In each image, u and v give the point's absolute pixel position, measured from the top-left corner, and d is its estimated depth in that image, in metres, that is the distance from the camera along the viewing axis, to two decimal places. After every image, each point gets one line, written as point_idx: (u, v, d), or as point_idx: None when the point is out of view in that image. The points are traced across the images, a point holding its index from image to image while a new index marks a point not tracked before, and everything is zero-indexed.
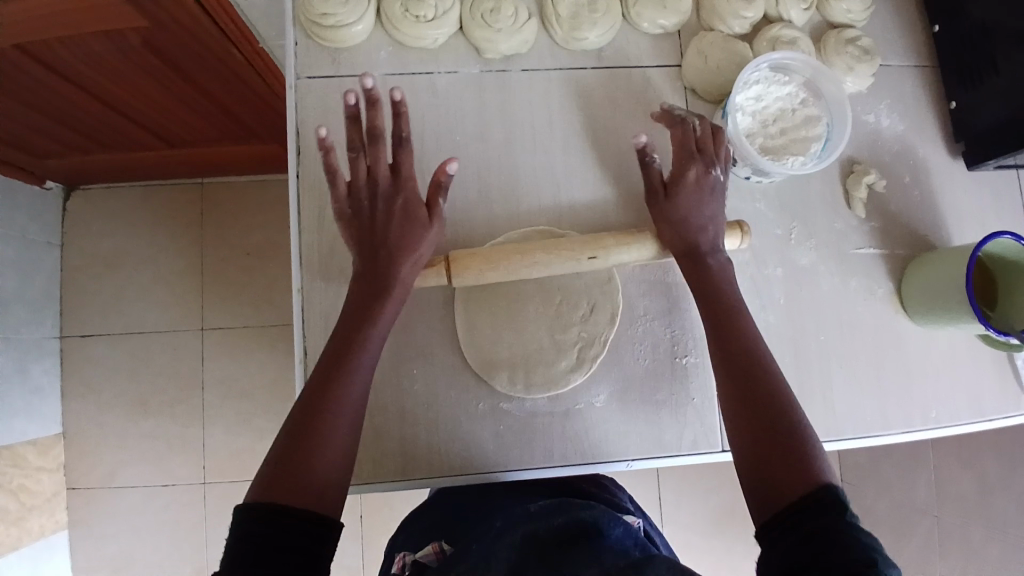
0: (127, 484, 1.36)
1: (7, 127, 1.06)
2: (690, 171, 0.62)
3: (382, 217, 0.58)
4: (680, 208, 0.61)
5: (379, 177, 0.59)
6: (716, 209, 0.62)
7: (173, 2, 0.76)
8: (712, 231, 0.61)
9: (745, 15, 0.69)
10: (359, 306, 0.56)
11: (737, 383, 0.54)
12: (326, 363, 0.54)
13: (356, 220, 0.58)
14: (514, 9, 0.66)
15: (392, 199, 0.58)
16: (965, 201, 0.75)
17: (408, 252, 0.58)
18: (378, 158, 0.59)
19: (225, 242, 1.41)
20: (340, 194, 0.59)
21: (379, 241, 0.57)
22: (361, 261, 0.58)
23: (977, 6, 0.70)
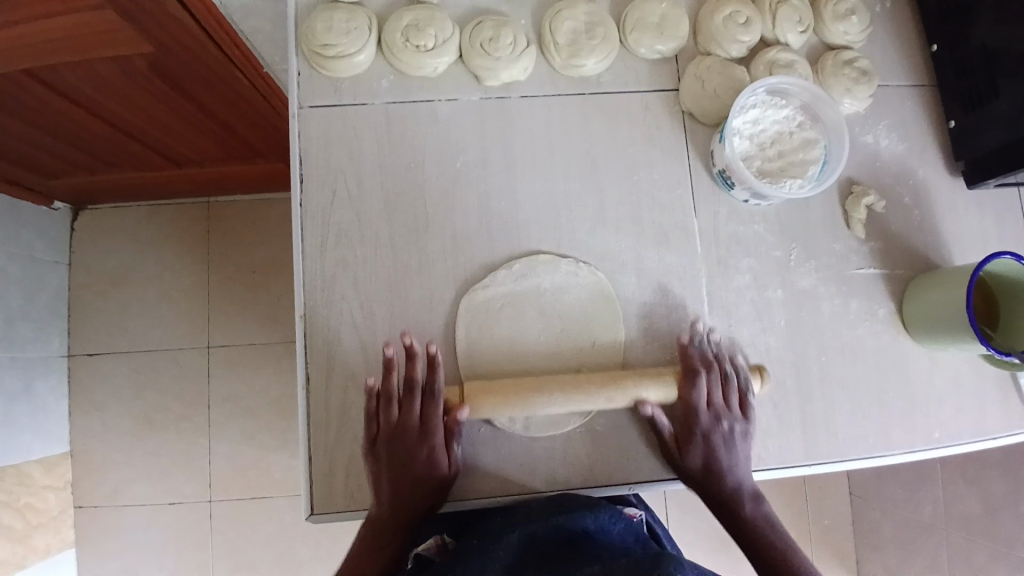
0: (132, 501, 1.36)
1: (16, 148, 1.08)
2: (708, 431, 0.63)
3: (410, 461, 0.61)
4: (698, 465, 0.63)
5: (407, 428, 0.61)
6: (732, 451, 0.64)
7: (176, 28, 0.77)
8: (735, 485, 0.63)
9: (742, 39, 0.70)
10: (393, 547, 0.60)
11: (757, 558, 0.62)
12: (379, 574, 0.60)
13: (387, 469, 0.61)
14: (512, 37, 0.67)
15: (417, 448, 0.61)
16: (966, 221, 0.75)
17: (432, 473, 0.61)
18: (409, 413, 0.61)
19: (230, 260, 1.43)
20: (369, 434, 0.62)
21: (412, 489, 0.61)
22: (388, 495, 0.61)
23: (976, 26, 0.71)
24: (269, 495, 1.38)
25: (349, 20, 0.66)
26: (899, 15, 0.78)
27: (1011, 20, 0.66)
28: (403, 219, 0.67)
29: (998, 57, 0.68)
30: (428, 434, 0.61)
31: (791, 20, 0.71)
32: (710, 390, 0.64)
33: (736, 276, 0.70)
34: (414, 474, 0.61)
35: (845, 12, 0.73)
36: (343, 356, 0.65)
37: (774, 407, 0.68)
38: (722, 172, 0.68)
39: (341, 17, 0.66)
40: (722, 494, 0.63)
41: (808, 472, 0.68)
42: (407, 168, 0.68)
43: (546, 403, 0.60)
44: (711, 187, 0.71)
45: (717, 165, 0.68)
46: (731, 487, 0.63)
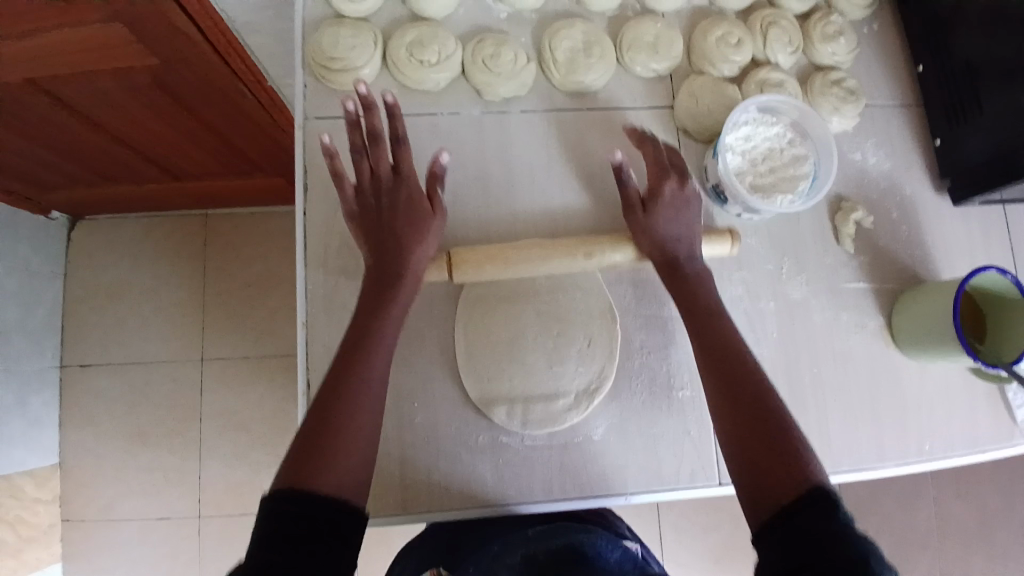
0: (122, 515, 1.34)
1: (16, 159, 1.09)
2: (662, 174, 0.67)
3: (389, 213, 0.62)
4: (662, 221, 0.65)
5: (382, 171, 0.63)
6: (685, 219, 0.65)
7: (183, 42, 0.79)
8: (686, 233, 0.65)
9: (733, 58, 0.72)
10: (371, 314, 0.58)
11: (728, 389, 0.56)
12: (341, 379, 0.54)
13: (364, 195, 0.63)
14: (513, 54, 0.70)
15: (395, 195, 0.62)
16: (951, 237, 0.77)
17: (416, 248, 0.61)
18: (381, 160, 0.63)
19: (227, 273, 1.43)
20: (349, 199, 0.63)
21: (394, 225, 0.61)
22: (374, 257, 0.61)
23: (959, 49, 0.73)
24: None
25: (354, 36, 0.68)
26: (884, 38, 0.81)
27: (993, 42, 0.69)
28: None
29: (981, 72, 0.71)
30: (404, 182, 0.63)
31: (780, 41, 0.74)
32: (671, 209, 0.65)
33: (730, 288, 0.71)
34: (392, 237, 0.61)
35: (833, 34, 0.76)
36: None
37: None
38: (715, 187, 0.70)
39: (347, 32, 0.68)
40: (676, 258, 0.64)
41: None
42: None
43: (525, 259, 0.65)
44: (705, 200, 0.72)
45: (711, 180, 0.70)
46: (709, 297, 0.62)
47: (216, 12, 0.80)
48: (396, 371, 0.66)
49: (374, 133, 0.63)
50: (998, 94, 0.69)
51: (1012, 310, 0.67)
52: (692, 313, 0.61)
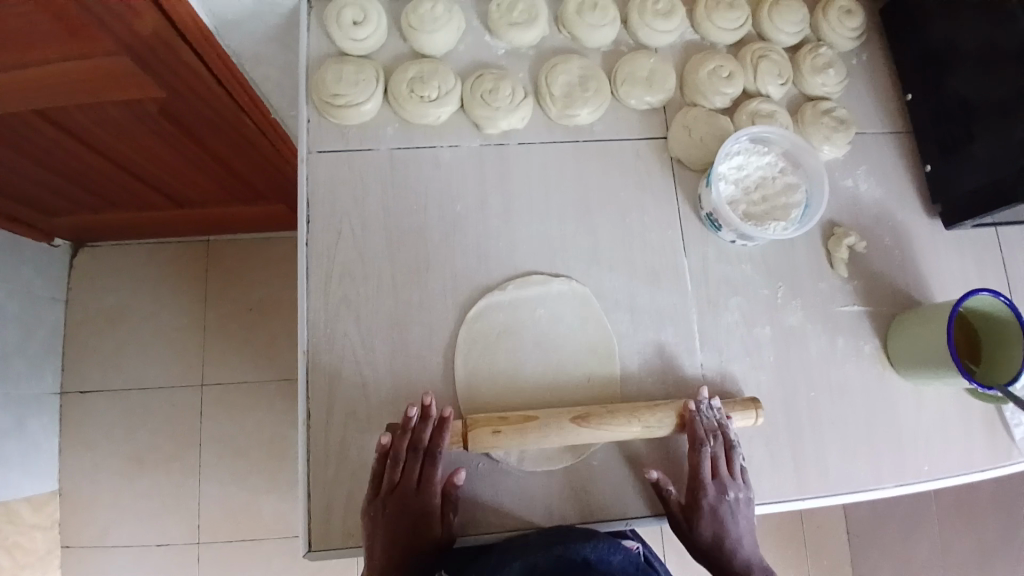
0: (119, 542, 1.33)
1: (21, 186, 1.11)
2: (712, 500, 0.64)
3: (420, 511, 0.62)
4: (702, 528, 0.64)
5: (410, 484, 0.62)
6: (729, 500, 0.65)
7: (190, 75, 0.81)
8: (735, 536, 0.65)
9: (725, 91, 0.75)
10: (405, 571, 0.61)
11: None
12: None
13: (395, 518, 0.62)
14: (511, 88, 0.72)
15: (422, 505, 0.62)
16: (943, 262, 0.78)
17: (446, 532, 0.63)
18: (411, 475, 0.62)
19: (229, 298, 1.44)
20: (381, 487, 0.62)
21: (421, 548, 0.62)
22: (396, 549, 0.62)
23: (950, 77, 0.76)
24: (259, 537, 1.35)
25: (357, 73, 0.71)
26: (872, 69, 0.83)
27: (984, 71, 0.71)
28: (406, 259, 0.70)
29: (972, 103, 0.73)
30: (427, 491, 0.63)
31: (771, 74, 0.76)
32: (715, 462, 0.65)
33: (725, 314, 0.72)
34: (425, 531, 0.62)
35: (823, 66, 0.78)
36: (344, 392, 0.66)
37: (766, 442, 0.70)
38: (710, 215, 0.72)
39: (350, 68, 0.71)
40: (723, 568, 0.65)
41: (802, 506, 0.69)
42: (411, 209, 0.71)
43: (552, 420, 0.64)
44: (700, 229, 0.74)
45: (705, 208, 0.72)
46: (730, 555, 0.65)
47: (221, 46, 0.83)
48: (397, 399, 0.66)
49: (418, 447, 0.63)
50: (990, 122, 0.71)
51: (1005, 334, 0.68)
52: (708, 549, 0.65)
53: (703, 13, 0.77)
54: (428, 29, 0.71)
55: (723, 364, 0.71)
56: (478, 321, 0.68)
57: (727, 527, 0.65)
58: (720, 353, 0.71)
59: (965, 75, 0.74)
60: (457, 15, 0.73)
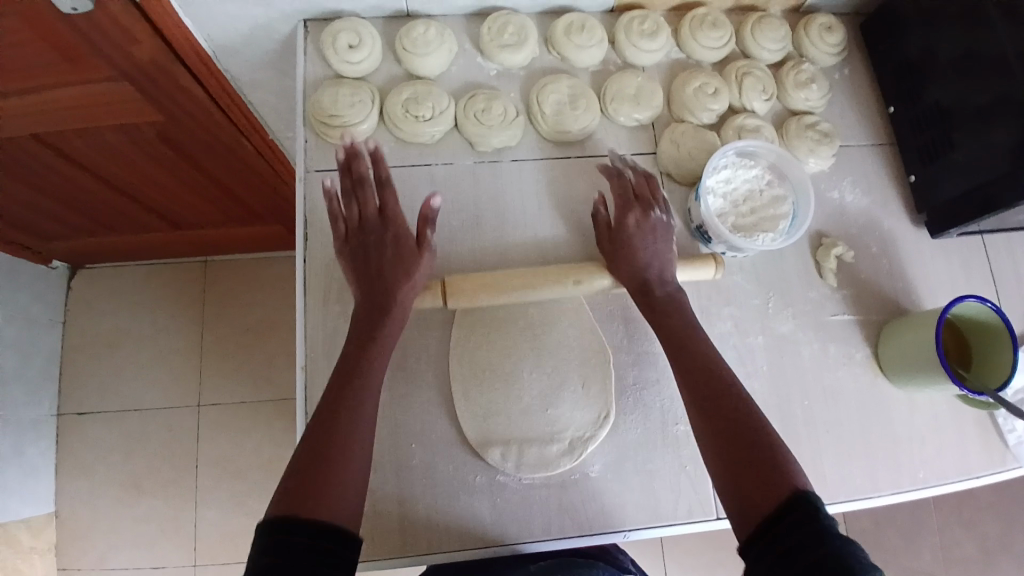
0: (116, 567, 1.32)
1: (19, 210, 1.12)
2: (637, 217, 0.68)
3: (375, 239, 0.65)
4: (631, 256, 0.67)
5: (367, 210, 0.66)
6: (660, 253, 0.67)
7: (187, 99, 0.83)
8: (665, 269, 0.67)
9: (711, 107, 0.77)
10: (353, 378, 0.58)
11: (714, 411, 0.56)
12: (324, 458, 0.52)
13: (355, 250, 0.65)
14: (503, 107, 0.74)
15: (380, 234, 0.65)
16: (930, 270, 0.80)
17: (405, 283, 0.63)
18: (369, 201, 0.66)
19: (226, 318, 1.45)
20: (339, 228, 0.66)
21: (382, 265, 0.63)
22: (362, 297, 0.63)
23: (929, 90, 0.78)
24: None
25: (353, 94, 0.72)
26: (854, 83, 0.86)
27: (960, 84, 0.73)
28: None
29: (950, 111, 0.75)
30: (388, 220, 0.66)
31: (755, 90, 0.79)
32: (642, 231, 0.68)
33: (718, 324, 0.73)
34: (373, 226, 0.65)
35: (805, 81, 0.81)
36: None
37: None
38: (699, 228, 0.73)
39: (346, 90, 0.73)
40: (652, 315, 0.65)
41: None
42: (407, 226, 0.72)
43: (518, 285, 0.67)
44: (691, 240, 0.75)
45: (695, 221, 0.74)
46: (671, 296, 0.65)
47: (219, 71, 0.84)
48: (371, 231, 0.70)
49: (360, 178, 0.67)
50: (968, 129, 0.73)
51: (993, 338, 0.69)
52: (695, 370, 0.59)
53: (687, 32, 0.79)
54: (421, 52, 0.74)
55: None
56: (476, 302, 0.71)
57: (675, 299, 0.65)
58: None
59: (942, 86, 0.76)
60: (449, 38, 0.75)
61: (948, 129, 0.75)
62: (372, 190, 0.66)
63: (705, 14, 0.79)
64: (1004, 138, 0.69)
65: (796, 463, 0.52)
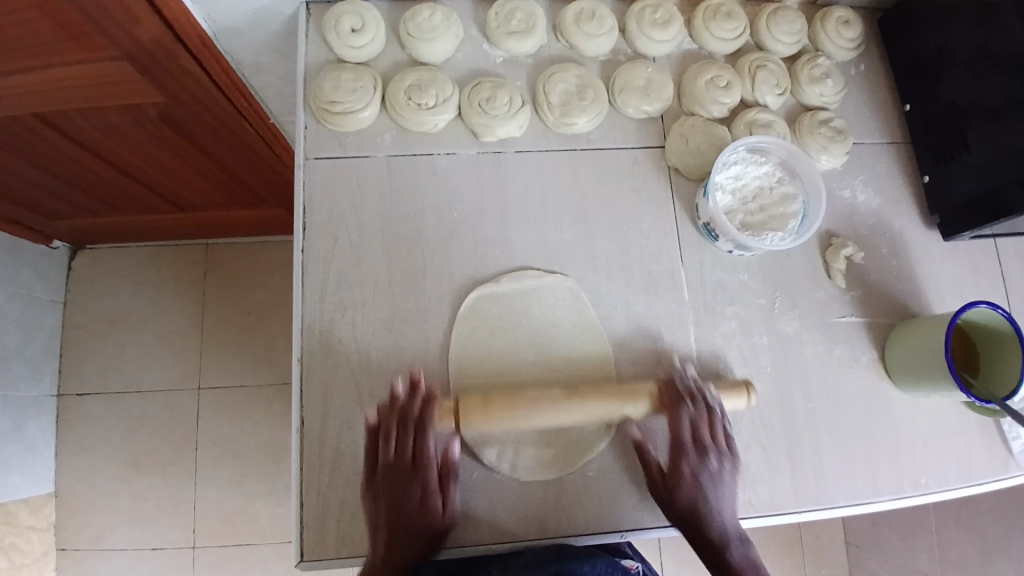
0: (115, 545, 1.33)
1: (20, 189, 1.11)
2: (691, 466, 0.64)
3: (408, 493, 0.61)
4: (678, 493, 0.64)
5: (404, 466, 0.62)
6: (717, 493, 0.64)
7: (188, 80, 0.81)
8: (712, 496, 0.64)
9: (722, 100, 0.75)
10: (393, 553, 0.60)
11: (717, 563, 0.63)
12: None
13: (390, 474, 0.62)
14: (509, 96, 0.72)
15: (411, 456, 0.62)
16: (940, 272, 0.78)
17: (435, 507, 0.62)
18: (406, 445, 0.62)
19: (227, 301, 1.44)
20: (370, 429, 0.63)
21: (408, 512, 0.61)
22: (388, 501, 0.61)
23: (946, 90, 0.76)
24: (255, 542, 1.35)
25: (355, 80, 0.71)
26: (870, 79, 0.83)
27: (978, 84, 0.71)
28: (402, 266, 0.69)
29: (966, 111, 0.73)
30: (422, 468, 0.62)
31: (768, 84, 0.77)
32: (695, 424, 0.65)
33: (722, 323, 0.72)
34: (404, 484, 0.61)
35: (820, 76, 0.79)
36: (339, 398, 0.66)
37: (763, 452, 0.70)
38: (706, 225, 0.71)
39: (348, 75, 0.71)
40: (694, 480, 0.64)
41: (799, 518, 0.69)
42: (408, 216, 0.71)
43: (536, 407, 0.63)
44: (697, 237, 0.74)
45: (702, 218, 0.72)
46: (715, 525, 0.63)
47: (221, 52, 0.83)
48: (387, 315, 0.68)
49: (406, 421, 0.62)
50: (983, 131, 0.71)
51: (1002, 344, 0.68)
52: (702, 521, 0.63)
53: (700, 22, 0.77)
54: (426, 38, 0.72)
55: (720, 373, 0.71)
56: (472, 315, 0.69)
57: (709, 498, 0.64)
58: (717, 363, 0.71)
59: (958, 84, 0.73)
60: (454, 24, 0.73)
61: (964, 132, 0.73)
62: (413, 435, 0.62)
63: (719, 5, 0.77)
64: (1012, 142, 0.67)
65: None
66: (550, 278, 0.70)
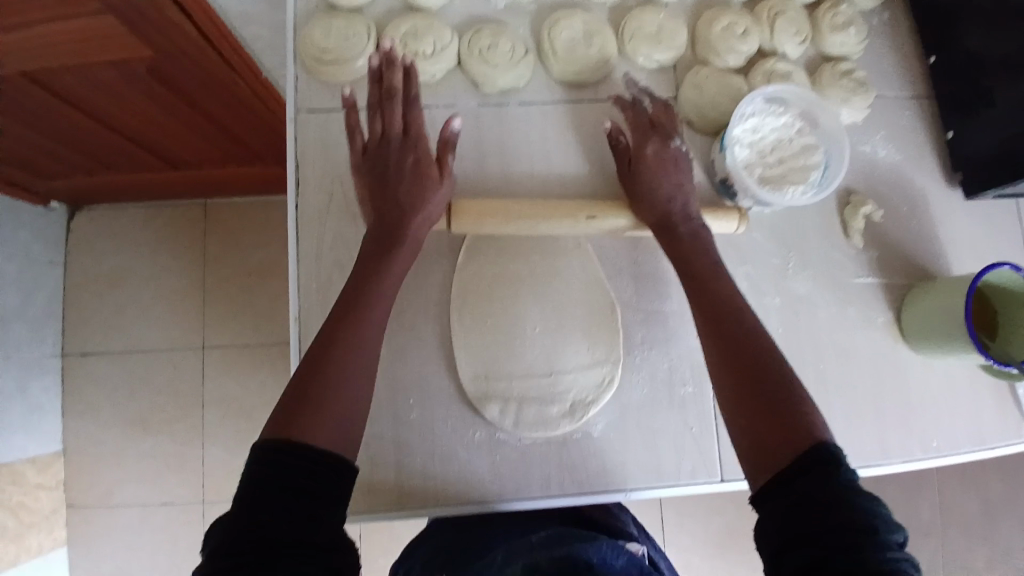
0: (125, 502, 1.35)
1: (12, 150, 1.08)
2: (659, 144, 0.66)
3: (396, 166, 0.61)
4: (653, 182, 0.64)
5: (392, 138, 0.62)
6: (684, 184, 0.65)
7: (177, 33, 0.77)
8: (684, 203, 0.64)
9: (739, 49, 0.70)
10: (369, 286, 0.56)
11: (742, 340, 0.53)
12: (338, 360, 0.50)
13: (377, 166, 0.62)
14: (510, 44, 0.68)
15: (402, 154, 0.62)
16: (961, 232, 0.75)
17: (420, 211, 0.60)
18: (394, 117, 0.63)
19: (227, 261, 1.42)
20: (357, 146, 0.63)
21: (398, 187, 0.60)
22: (374, 213, 0.60)
23: (980, 38, 0.70)
24: None
25: (348, 27, 0.66)
26: (896, 25, 0.78)
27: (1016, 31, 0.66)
28: None
29: (993, 67, 0.69)
30: (413, 146, 0.63)
31: (788, 31, 0.72)
32: (662, 137, 0.66)
33: (732, 284, 0.69)
34: (395, 149, 0.62)
35: (843, 24, 0.74)
36: None
37: None
38: (724, 181, 0.68)
39: (340, 21, 0.67)
40: (676, 215, 0.63)
41: None
42: None
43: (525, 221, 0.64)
44: (709, 194, 0.71)
45: (719, 175, 0.68)
46: (683, 202, 0.64)
47: (209, 3, 0.78)
48: None
49: (391, 92, 0.63)
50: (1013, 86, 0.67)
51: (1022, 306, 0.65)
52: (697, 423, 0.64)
53: None
54: None
55: None
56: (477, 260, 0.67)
57: (694, 235, 0.62)
58: None
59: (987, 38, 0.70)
60: None
61: (987, 87, 0.70)
62: (400, 111, 0.63)
63: None
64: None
65: (818, 412, 0.49)
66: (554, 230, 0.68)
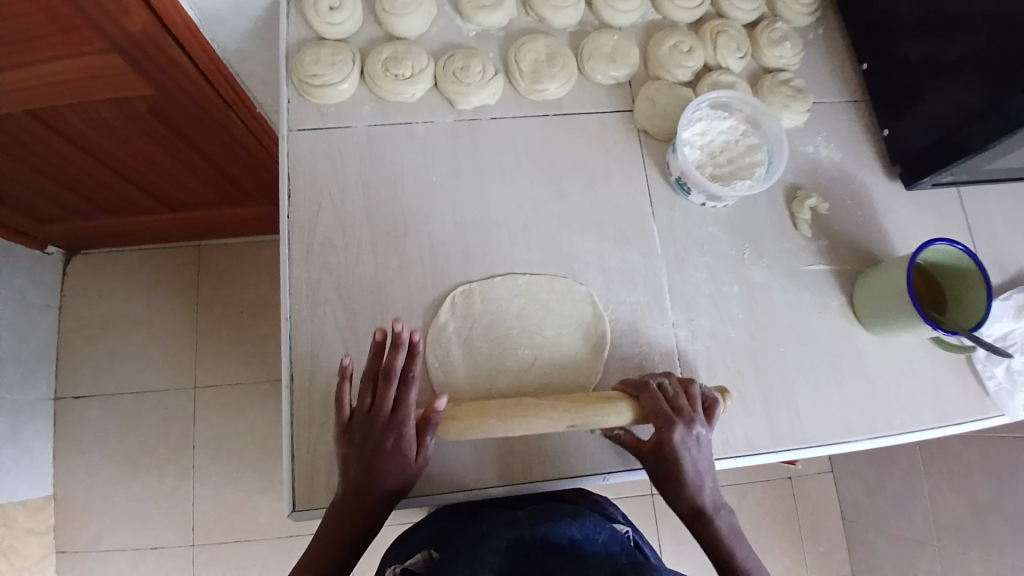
0: (114, 547, 1.33)
1: (13, 190, 1.12)
2: (378, 418, 0.60)
3: (375, 432, 0.60)
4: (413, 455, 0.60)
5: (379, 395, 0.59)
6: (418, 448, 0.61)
7: (177, 72, 0.85)
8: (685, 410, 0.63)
9: (686, 64, 0.78)
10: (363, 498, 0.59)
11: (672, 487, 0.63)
12: (334, 532, 0.59)
13: (363, 429, 0.60)
14: (481, 66, 0.75)
15: (378, 409, 0.60)
16: (905, 221, 0.81)
17: (397, 460, 0.60)
18: (385, 397, 0.59)
19: (219, 300, 1.47)
20: (343, 412, 0.61)
21: (378, 449, 0.59)
22: (351, 457, 0.60)
23: (898, 44, 0.78)
24: (255, 538, 1.36)
25: (334, 54, 0.74)
26: (829, 42, 0.87)
27: (929, 28, 0.73)
28: (384, 228, 0.72)
29: (925, 72, 0.75)
30: (385, 404, 0.59)
31: (729, 48, 0.80)
32: (383, 398, 0.59)
33: (693, 273, 0.74)
34: (366, 440, 0.60)
35: (779, 39, 0.82)
36: (326, 355, 0.68)
37: (739, 394, 0.71)
38: (678, 179, 0.74)
39: (327, 51, 0.74)
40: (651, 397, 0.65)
41: (777, 458, 0.71)
42: (387, 182, 0.74)
43: None
44: (668, 193, 0.77)
45: (673, 173, 0.75)
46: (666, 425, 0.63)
47: (207, 41, 0.85)
48: (376, 254, 0.71)
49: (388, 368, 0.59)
50: (941, 86, 0.73)
51: (964, 278, 0.70)
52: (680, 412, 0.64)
53: None
54: (400, 13, 0.75)
55: (693, 321, 0.73)
56: (455, 260, 0.72)
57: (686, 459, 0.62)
58: (692, 310, 0.73)
59: (917, 46, 0.75)
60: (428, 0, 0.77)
61: (917, 89, 0.77)
62: (388, 381, 0.59)
63: None
64: (975, 102, 0.69)
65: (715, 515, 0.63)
66: (527, 227, 0.74)
